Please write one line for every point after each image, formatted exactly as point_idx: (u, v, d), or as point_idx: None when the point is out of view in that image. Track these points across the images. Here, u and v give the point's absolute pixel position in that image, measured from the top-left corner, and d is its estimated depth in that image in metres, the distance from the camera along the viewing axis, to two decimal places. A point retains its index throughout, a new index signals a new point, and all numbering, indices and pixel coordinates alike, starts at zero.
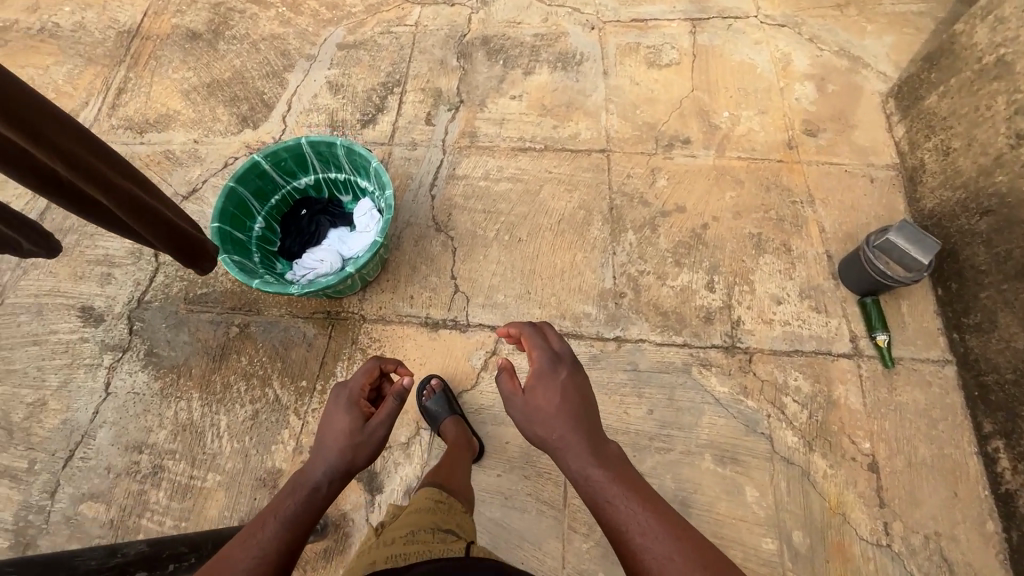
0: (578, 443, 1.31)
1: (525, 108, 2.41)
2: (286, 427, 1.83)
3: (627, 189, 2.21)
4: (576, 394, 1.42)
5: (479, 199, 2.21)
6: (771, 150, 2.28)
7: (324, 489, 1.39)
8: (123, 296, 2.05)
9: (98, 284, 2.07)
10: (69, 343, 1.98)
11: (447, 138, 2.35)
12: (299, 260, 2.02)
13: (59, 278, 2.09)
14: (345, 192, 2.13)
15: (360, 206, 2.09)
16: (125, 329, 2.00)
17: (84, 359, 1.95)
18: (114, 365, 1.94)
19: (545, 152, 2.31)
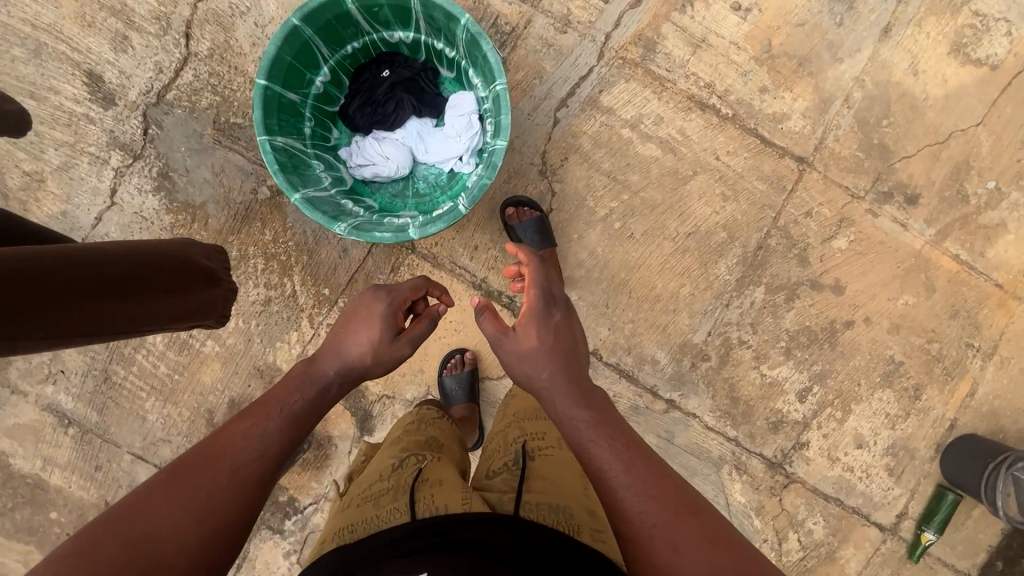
0: (563, 388, 1.15)
1: (743, 36, 1.59)
2: (295, 330, 1.67)
3: (793, 232, 1.65)
4: (568, 336, 1.24)
5: (610, 153, 1.62)
6: (1002, 265, 1.65)
7: (337, 391, 1.15)
8: (141, 81, 1.60)
9: (112, 48, 1.59)
10: (72, 117, 1.61)
11: (613, 35, 1.58)
12: (361, 141, 1.55)
13: (64, 16, 1.58)
14: (446, 70, 1.53)
15: (460, 100, 1.52)
16: (138, 129, 1.61)
17: (88, 146, 1.62)
18: (122, 170, 1.62)
19: (729, 124, 1.61)
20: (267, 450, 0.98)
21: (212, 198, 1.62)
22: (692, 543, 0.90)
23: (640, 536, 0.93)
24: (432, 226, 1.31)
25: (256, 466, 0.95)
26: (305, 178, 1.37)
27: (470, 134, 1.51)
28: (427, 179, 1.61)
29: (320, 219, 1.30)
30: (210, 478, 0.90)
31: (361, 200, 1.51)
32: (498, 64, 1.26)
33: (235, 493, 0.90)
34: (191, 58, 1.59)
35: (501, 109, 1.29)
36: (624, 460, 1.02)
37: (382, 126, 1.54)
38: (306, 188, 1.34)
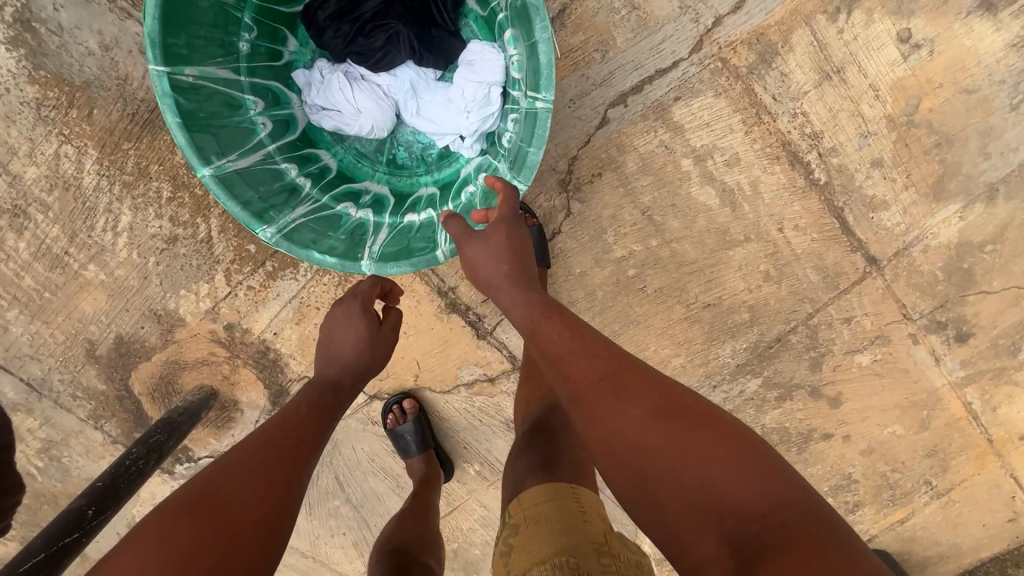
0: (512, 256, 0.87)
1: (889, 83, 1.14)
2: (207, 281, 1.33)
3: (820, 334, 1.40)
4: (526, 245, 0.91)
5: (656, 185, 1.22)
6: (1005, 422, 1.51)
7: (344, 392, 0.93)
8: None
9: None
10: None
11: (724, 23, 1.10)
12: (329, 72, 1.08)
13: None
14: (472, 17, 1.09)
15: (481, 57, 1.04)
16: None
17: None
18: None
19: (813, 192, 1.24)
20: (305, 432, 0.81)
21: (97, 79, 1.16)
22: (643, 400, 0.74)
23: (582, 409, 0.76)
24: (395, 263, 0.95)
25: (299, 451, 0.79)
26: (225, 137, 0.93)
27: (482, 112, 1.06)
28: (411, 147, 1.17)
29: (237, 216, 0.90)
30: (251, 477, 0.72)
31: (310, 166, 1.08)
32: (548, 65, 0.81)
33: (286, 488, 0.74)
34: None
35: (534, 131, 0.87)
36: (571, 331, 0.80)
37: (362, 60, 1.07)
38: (224, 158, 0.91)
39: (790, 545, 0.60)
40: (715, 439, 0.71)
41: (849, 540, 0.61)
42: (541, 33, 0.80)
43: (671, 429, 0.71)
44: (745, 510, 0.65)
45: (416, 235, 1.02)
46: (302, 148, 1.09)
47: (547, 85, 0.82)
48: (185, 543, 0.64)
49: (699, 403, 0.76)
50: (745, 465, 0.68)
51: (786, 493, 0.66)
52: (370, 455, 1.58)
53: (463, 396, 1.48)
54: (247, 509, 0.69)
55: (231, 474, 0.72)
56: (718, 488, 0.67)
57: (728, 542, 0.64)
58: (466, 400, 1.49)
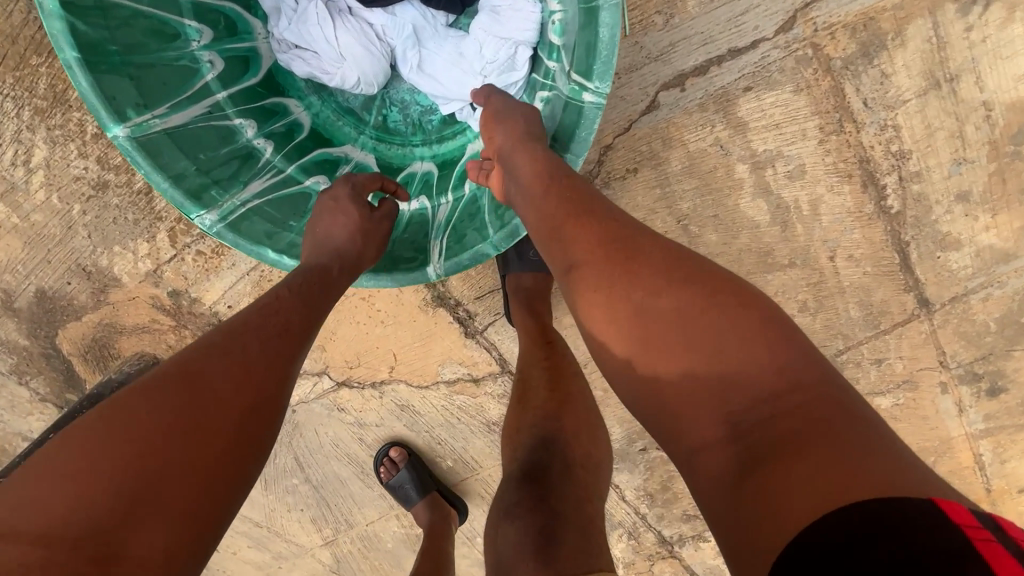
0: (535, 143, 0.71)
1: (1006, 103, 0.93)
2: (148, 240, 1.11)
3: (845, 373, 1.25)
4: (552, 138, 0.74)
5: (702, 190, 1.01)
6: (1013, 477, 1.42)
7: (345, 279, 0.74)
8: None
9: None
10: None
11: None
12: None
13: None
14: None
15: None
16: None
17: None
18: None
19: (881, 221, 1.04)
20: (290, 319, 0.65)
21: None
22: (652, 272, 0.59)
23: (578, 286, 0.63)
24: (371, 276, 0.74)
25: (284, 344, 0.63)
26: (148, 82, 0.69)
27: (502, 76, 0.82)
28: (407, 109, 0.93)
29: (162, 194, 0.67)
30: (224, 367, 0.57)
31: (274, 122, 0.84)
32: (610, 44, 0.57)
33: (264, 383, 0.59)
34: None
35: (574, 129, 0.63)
36: (575, 214, 0.65)
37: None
38: (146, 113, 0.67)
39: (809, 448, 0.47)
40: (739, 311, 0.56)
41: (885, 444, 0.47)
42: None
43: (684, 297, 0.57)
44: (756, 403, 0.51)
45: (403, 234, 0.80)
46: (265, 97, 0.84)
47: (603, 73, 0.58)
48: (137, 439, 0.50)
49: (716, 278, 0.59)
50: (766, 353, 0.53)
51: (810, 385, 0.51)
52: (334, 440, 1.43)
53: (442, 394, 1.33)
54: (220, 410, 0.55)
55: (198, 366, 0.56)
56: (728, 377, 0.53)
57: (730, 436, 0.51)
58: (444, 397, 1.33)
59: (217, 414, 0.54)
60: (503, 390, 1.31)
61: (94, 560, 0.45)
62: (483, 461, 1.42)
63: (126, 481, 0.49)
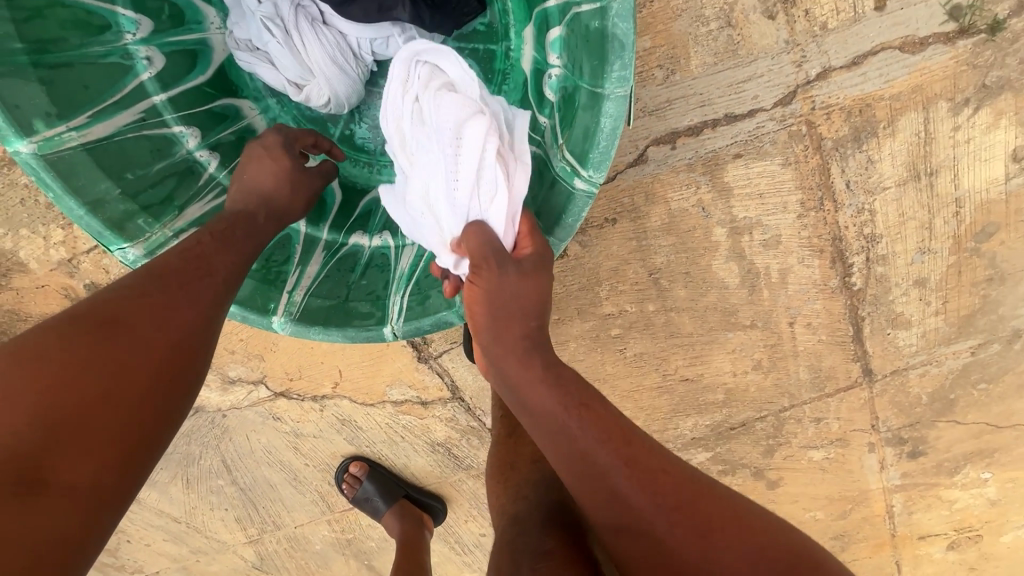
0: (536, 327, 0.63)
1: (976, 204, 0.94)
2: (66, 230, 0.98)
3: (784, 427, 1.29)
4: (534, 295, 0.62)
5: (677, 245, 0.98)
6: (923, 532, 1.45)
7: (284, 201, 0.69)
8: None
9: None
10: None
11: (829, 79, 0.82)
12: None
13: None
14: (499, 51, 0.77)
15: (450, 85, 0.66)
16: None
17: None
18: None
19: (841, 295, 1.06)
20: (217, 264, 0.60)
21: None
22: (720, 531, 0.53)
23: (628, 543, 0.55)
24: (321, 328, 0.66)
25: (208, 288, 0.58)
26: (65, 88, 0.59)
27: (485, 197, 0.61)
28: (377, 128, 0.83)
29: (75, 223, 0.57)
30: (149, 306, 0.54)
31: (224, 129, 0.73)
32: (610, 135, 0.56)
33: (186, 324, 0.55)
34: None
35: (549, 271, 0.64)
36: (592, 439, 0.57)
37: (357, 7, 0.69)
38: (58, 124, 0.57)
39: None
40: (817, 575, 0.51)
41: None
42: (615, 83, 0.55)
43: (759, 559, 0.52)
44: None
45: (360, 279, 0.73)
46: (214, 99, 0.73)
47: (599, 163, 0.57)
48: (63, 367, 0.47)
49: (766, 527, 0.55)
50: None
51: None
52: (267, 447, 1.34)
53: (387, 411, 1.27)
54: (133, 351, 0.51)
55: (114, 308, 0.52)
56: None
57: None
58: (389, 416, 1.27)
59: (133, 353, 0.51)
60: (452, 415, 1.27)
61: (20, 485, 0.42)
62: (424, 478, 1.37)
63: (55, 414, 0.46)
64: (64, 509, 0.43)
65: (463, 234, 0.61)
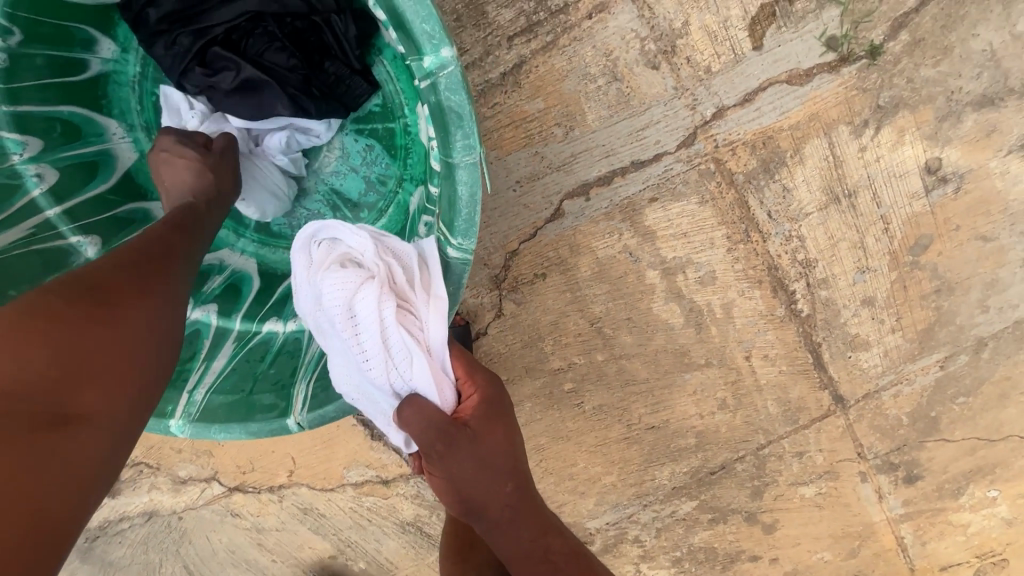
0: (505, 488, 0.69)
1: (904, 218, 0.93)
2: None
3: (767, 465, 1.23)
4: (499, 455, 0.69)
5: (612, 293, 0.97)
6: (944, 566, 1.34)
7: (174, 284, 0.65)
8: None
9: None
10: None
11: (725, 117, 0.84)
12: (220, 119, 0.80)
13: None
14: (386, 126, 0.79)
15: (342, 255, 0.68)
16: None
17: None
18: None
19: (792, 323, 1.03)
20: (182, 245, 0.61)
21: None
22: None
23: None
24: (222, 428, 0.66)
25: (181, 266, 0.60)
26: None
27: (405, 364, 0.66)
28: (292, 213, 0.84)
29: None
30: (133, 274, 0.55)
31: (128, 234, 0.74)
32: (469, 202, 0.58)
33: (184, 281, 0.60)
34: None
35: (499, 420, 0.70)
36: None
37: (239, 99, 0.71)
38: None
39: None
40: None
41: None
42: (462, 152, 0.56)
43: None
44: None
45: (268, 368, 0.72)
46: (119, 205, 0.74)
47: (465, 230, 0.60)
48: (62, 320, 0.48)
49: None
50: None
51: None
52: (227, 549, 1.26)
53: (349, 495, 1.21)
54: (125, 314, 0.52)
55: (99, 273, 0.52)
56: None
57: None
58: (352, 500, 1.21)
59: (137, 318, 0.52)
60: (417, 491, 1.21)
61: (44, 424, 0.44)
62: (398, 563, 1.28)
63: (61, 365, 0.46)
64: (99, 443, 0.47)
65: (400, 415, 0.65)
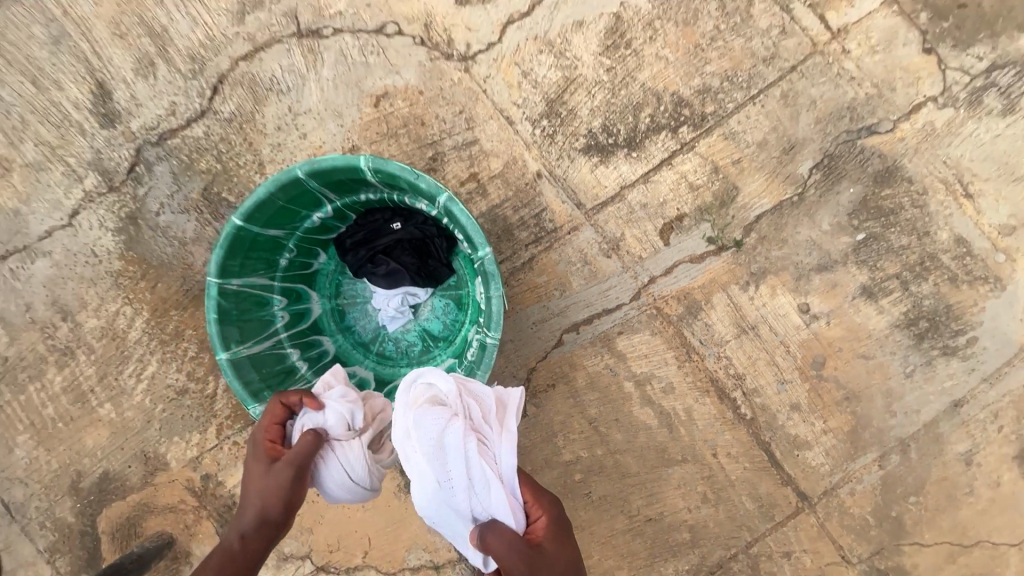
0: None
1: (798, 343, 1.37)
2: (199, 434, 1.50)
3: (760, 566, 1.42)
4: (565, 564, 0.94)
5: (602, 399, 1.41)
6: None
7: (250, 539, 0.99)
8: (85, 103, 1.45)
9: (57, 50, 1.45)
10: (12, 114, 1.47)
11: (658, 282, 1.38)
12: (352, 396, 1.12)
13: (20, 18, 1.45)
14: (460, 290, 1.39)
15: (438, 399, 1.06)
16: (82, 149, 1.46)
17: (23, 158, 1.48)
18: (59, 184, 1.48)
19: (742, 424, 1.39)
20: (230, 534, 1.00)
21: (149, 253, 1.47)
22: None
23: None
24: None
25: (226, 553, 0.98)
26: (245, 329, 1.19)
27: (483, 489, 0.97)
28: (399, 343, 1.41)
29: (235, 392, 1.12)
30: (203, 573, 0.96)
31: (313, 350, 1.33)
32: (498, 315, 1.13)
33: None
34: (138, 100, 1.44)
35: (558, 535, 0.98)
36: None
37: (383, 279, 1.32)
38: (239, 345, 1.17)
39: None
40: None
41: None
42: (494, 291, 1.13)
43: None
44: None
45: None
46: (311, 334, 1.34)
47: (495, 326, 1.14)
48: None
49: None
50: None
51: None
52: None
53: None
54: None
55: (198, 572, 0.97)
56: None
57: None
58: None
59: None
60: None
61: None
62: None
63: None
64: None
65: (487, 536, 0.93)
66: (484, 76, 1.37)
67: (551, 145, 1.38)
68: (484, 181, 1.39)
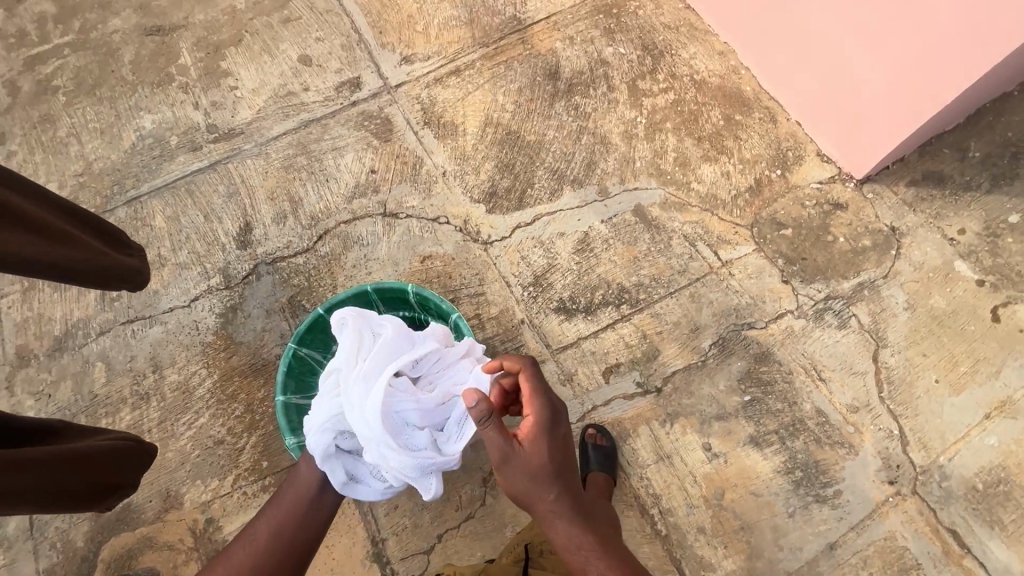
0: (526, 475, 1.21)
1: (702, 475, 1.76)
2: (218, 481, 1.84)
3: None
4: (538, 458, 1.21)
5: None
6: None
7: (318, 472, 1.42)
8: (233, 233, 2.19)
9: (228, 200, 2.25)
10: (182, 232, 2.21)
11: (598, 410, 1.85)
12: None
13: (213, 180, 2.28)
14: None
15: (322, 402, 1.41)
16: (218, 259, 2.15)
17: (177, 259, 2.16)
18: (194, 279, 2.12)
19: (658, 538, 1.71)
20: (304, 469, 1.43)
21: (235, 334, 2.03)
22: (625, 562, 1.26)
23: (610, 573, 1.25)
24: None
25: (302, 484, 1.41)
26: (298, 385, 1.69)
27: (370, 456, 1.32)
28: None
29: (280, 424, 1.56)
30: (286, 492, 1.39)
31: None
32: None
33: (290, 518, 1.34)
34: (268, 235, 2.18)
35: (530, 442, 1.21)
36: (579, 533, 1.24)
37: None
38: (291, 394, 1.65)
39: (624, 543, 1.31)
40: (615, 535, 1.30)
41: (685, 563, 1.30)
42: None
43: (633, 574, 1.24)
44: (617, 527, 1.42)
45: None
46: None
47: None
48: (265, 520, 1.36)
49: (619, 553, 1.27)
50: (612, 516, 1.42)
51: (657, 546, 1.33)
52: None
53: None
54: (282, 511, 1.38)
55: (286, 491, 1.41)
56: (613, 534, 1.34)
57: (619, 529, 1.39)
58: None
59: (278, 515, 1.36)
60: None
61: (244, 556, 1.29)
62: None
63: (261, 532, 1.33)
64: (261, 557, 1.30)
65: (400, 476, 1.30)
66: (495, 255, 2.08)
67: (534, 303, 2.01)
68: (483, 319, 1.99)
